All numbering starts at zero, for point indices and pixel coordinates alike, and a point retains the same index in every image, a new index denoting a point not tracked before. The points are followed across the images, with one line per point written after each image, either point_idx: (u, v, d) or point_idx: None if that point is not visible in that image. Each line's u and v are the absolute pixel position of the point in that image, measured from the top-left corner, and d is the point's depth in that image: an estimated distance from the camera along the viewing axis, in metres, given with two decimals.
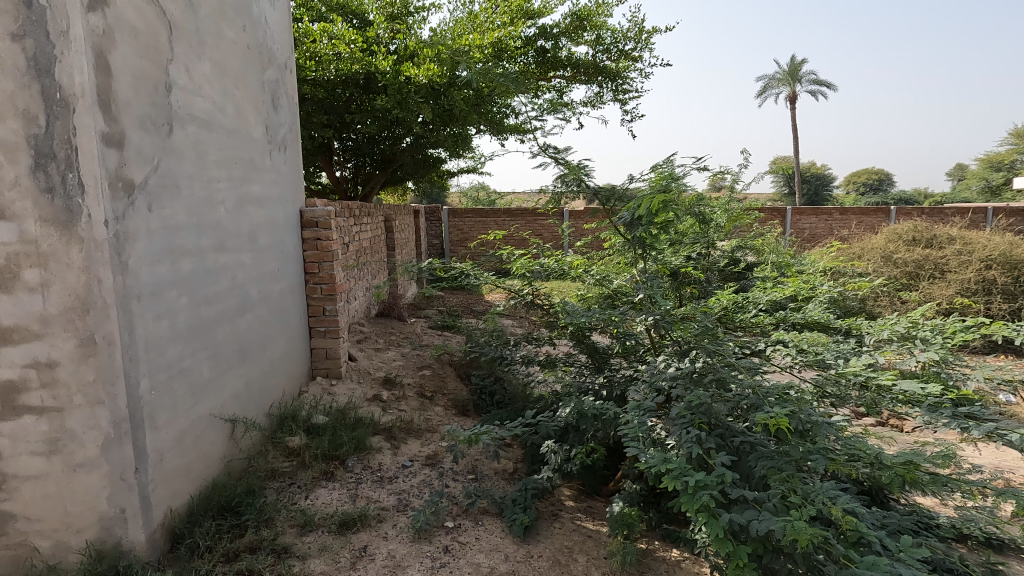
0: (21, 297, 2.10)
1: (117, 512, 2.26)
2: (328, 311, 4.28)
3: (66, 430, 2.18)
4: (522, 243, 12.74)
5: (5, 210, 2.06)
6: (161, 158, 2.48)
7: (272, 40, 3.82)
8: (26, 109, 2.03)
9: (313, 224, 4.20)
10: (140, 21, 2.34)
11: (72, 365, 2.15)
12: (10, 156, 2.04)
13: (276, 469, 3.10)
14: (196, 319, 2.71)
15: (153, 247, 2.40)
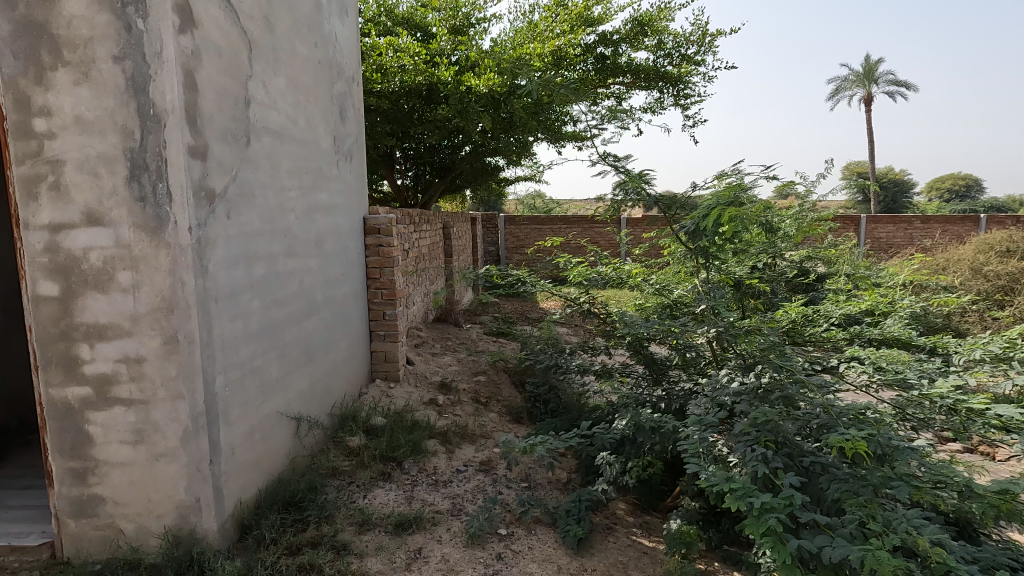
0: (116, 297, 2.28)
1: (192, 500, 2.40)
2: (388, 315, 4.39)
3: (149, 421, 2.35)
4: (578, 251, 12.67)
5: (104, 217, 2.25)
6: (240, 169, 2.64)
7: (341, 55, 3.99)
8: (124, 125, 2.21)
9: (376, 231, 4.35)
10: (223, 41, 2.51)
11: (157, 361, 2.31)
12: (109, 167, 2.23)
13: (336, 468, 3.20)
14: (267, 321, 2.86)
15: (230, 252, 2.55)
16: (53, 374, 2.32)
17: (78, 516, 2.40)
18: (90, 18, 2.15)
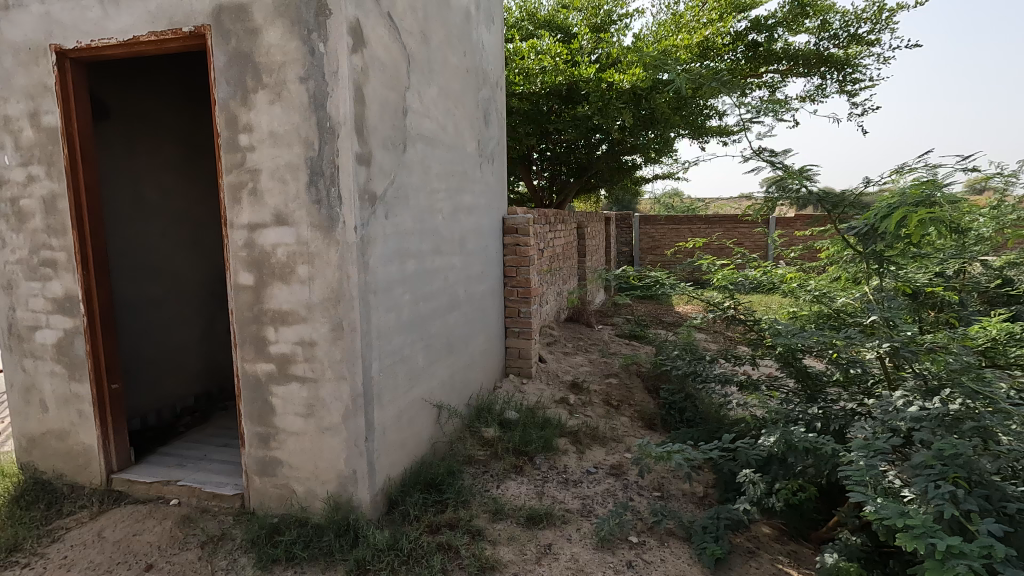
0: (296, 287, 2.62)
1: (350, 472, 2.67)
2: (523, 312, 4.51)
3: (319, 398, 2.66)
4: (721, 252, 11.93)
5: (289, 218, 2.59)
6: (397, 173, 2.88)
7: (486, 62, 4.17)
8: (307, 137, 2.52)
9: (514, 231, 4.49)
10: (387, 57, 2.75)
11: (326, 345, 2.61)
12: (294, 174, 2.56)
13: (472, 456, 3.37)
14: (415, 313, 3.08)
15: (387, 249, 2.79)
16: (247, 351, 2.73)
17: (262, 474, 2.80)
18: (283, 45, 2.48)
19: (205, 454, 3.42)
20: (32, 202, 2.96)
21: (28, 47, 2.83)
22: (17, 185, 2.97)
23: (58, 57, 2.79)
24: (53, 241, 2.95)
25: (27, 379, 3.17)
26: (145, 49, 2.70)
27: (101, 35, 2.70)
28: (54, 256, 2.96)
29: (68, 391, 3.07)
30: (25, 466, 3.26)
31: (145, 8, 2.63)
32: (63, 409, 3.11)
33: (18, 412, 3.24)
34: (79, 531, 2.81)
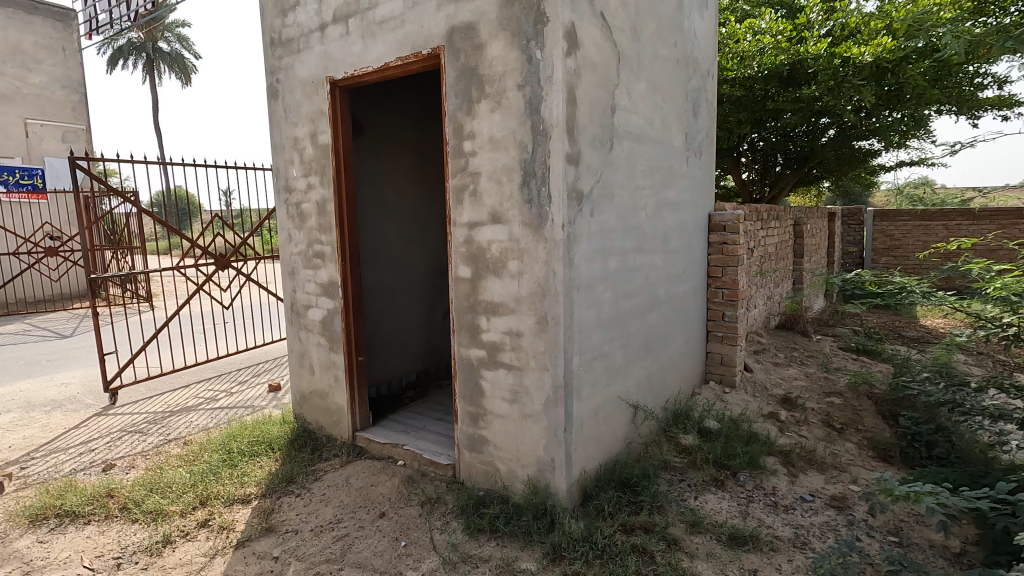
0: (506, 281, 2.82)
1: (549, 459, 2.79)
2: (728, 316, 4.19)
3: (523, 386, 2.83)
4: (999, 253, 9.56)
5: (503, 216, 2.79)
6: (604, 170, 2.90)
7: (698, 50, 3.96)
8: (522, 140, 2.69)
9: (721, 228, 4.19)
10: (599, 56, 2.79)
11: (531, 336, 2.76)
12: (509, 176, 2.75)
13: (668, 462, 3.25)
14: (616, 311, 3.08)
15: (591, 246, 2.83)
16: (463, 337, 3.03)
17: (471, 449, 3.09)
18: (504, 56, 2.67)
19: (425, 425, 3.90)
20: (310, 205, 3.68)
21: (311, 81, 3.53)
22: (300, 192, 3.73)
23: (331, 87, 3.43)
24: (323, 237, 3.64)
25: (301, 347, 3.97)
26: (393, 72, 3.15)
27: (362, 65, 3.23)
28: (323, 249, 3.65)
29: (328, 359, 3.77)
30: (298, 417, 4.10)
31: (394, 38, 3.07)
32: (324, 373, 3.82)
33: (294, 373, 4.08)
34: (333, 475, 3.43)
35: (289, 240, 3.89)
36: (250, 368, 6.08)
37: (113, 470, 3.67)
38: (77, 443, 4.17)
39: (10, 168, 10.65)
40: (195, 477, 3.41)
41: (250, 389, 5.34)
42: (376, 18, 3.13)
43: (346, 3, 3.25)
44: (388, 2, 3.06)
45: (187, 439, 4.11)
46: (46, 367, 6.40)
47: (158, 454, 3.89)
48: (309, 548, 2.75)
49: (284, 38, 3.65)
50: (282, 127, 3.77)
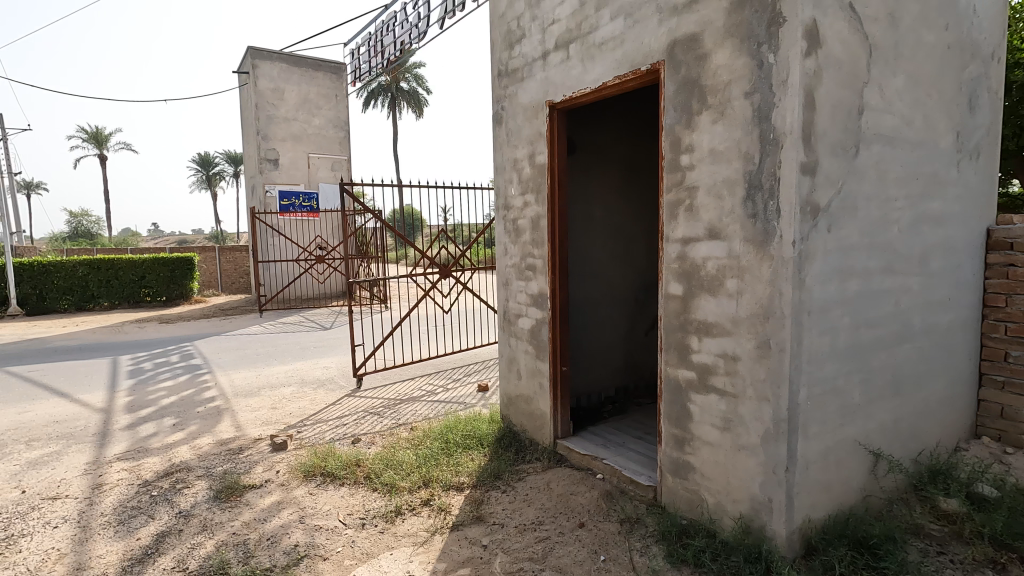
0: (723, 300, 2.66)
1: (765, 499, 2.53)
2: (1013, 356, 3.38)
3: (737, 414, 2.63)
4: None
5: (722, 232, 2.64)
6: (846, 181, 2.55)
7: (979, 30, 3.25)
8: (747, 151, 2.51)
9: (1006, 246, 3.35)
10: (845, 53, 2.47)
11: (750, 362, 2.55)
12: (731, 190, 2.60)
13: (922, 528, 2.73)
14: (855, 341, 2.67)
15: (827, 266, 2.51)
16: (671, 356, 2.93)
17: (674, 474, 2.96)
18: (731, 64, 2.54)
19: (624, 442, 3.86)
20: (525, 221, 3.95)
21: (532, 106, 3.79)
22: (517, 209, 4.02)
23: (550, 110, 3.64)
24: (535, 251, 3.87)
25: (510, 352, 4.27)
26: (611, 91, 3.22)
27: (580, 86, 3.37)
28: (535, 262, 3.88)
29: (535, 367, 3.98)
30: (504, 418, 4.40)
31: (613, 57, 3.14)
32: (530, 380, 4.04)
33: (503, 376, 4.39)
34: (535, 477, 3.60)
35: (504, 253, 4.22)
36: (463, 368, 6.73)
37: (359, 444, 4.38)
38: (335, 417, 5.07)
39: (298, 193, 13.53)
40: (420, 460, 3.89)
41: (462, 387, 5.90)
42: (596, 41, 3.24)
43: (568, 30, 3.43)
44: (608, 23, 3.14)
45: (413, 426, 4.71)
46: (315, 352, 7.95)
47: (392, 435, 4.53)
48: (514, 543, 2.91)
49: (510, 69, 3.99)
50: (504, 150, 4.12)
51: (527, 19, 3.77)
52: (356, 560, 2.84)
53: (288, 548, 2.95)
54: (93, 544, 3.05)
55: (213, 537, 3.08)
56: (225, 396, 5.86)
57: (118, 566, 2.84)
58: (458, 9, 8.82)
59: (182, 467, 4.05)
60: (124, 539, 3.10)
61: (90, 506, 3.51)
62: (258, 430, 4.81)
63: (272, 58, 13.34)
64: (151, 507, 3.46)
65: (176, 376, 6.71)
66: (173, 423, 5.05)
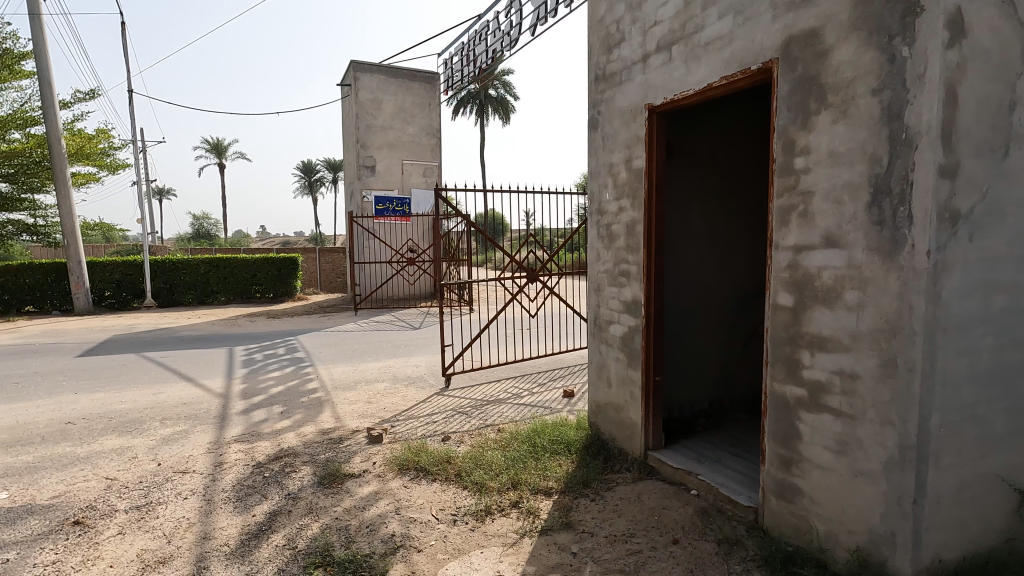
0: (841, 313, 2.47)
1: (887, 532, 2.32)
2: None
3: (855, 437, 2.43)
4: None
5: (841, 240, 2.46)
6: (992, 184, 2.29)
7: None
8: (873, 153, 2.32)
9: None
10: (994, 42, 2.22)
11: (872, 381, 2.35)
12: (853, 195, 2.41)
13: None
14: (1000, 363, 2.38)
15: (968, 279, 2.25)
16: (778, 371, 2.77)
17: (779, 497, 2.79)
18: (856, 59, 2.36)
19: (720, 458, 3.69)
20: (620, 226, 3.89)
21: (631, 109, 3.73)
22: (611, 215, 3.98)
23: (649, 114, 3.57)
24: (630, 257, 3.80)
25: (600, 359, 4.22)
26: (716, 92, 3.11)
27: (683, 88, 3.28)
28: (629, 268, 3.81)
29: (626, 375, 3.90)
30: (592, 425, 4.36)
31: (720, 57, 3.02)
32: (621, 388, 3.97)
33: (592, 383, 4.35)
34: (625, 488, 3.53)
35: (597, 258, 4.19)
36: (547, 372, 6.75)
37: (449, 442, 4.51)
38: (425, 414, 5.26)
39: (392, 198, 14.21)
40: (508, 462, 3.93)
41: (547, 391, 5.91)
42: (701, 41, 3.13)
43: (671, 31, 3.34)
44: (715, 22, 3.03)
45: (500, 427, 4.77)
46: (405, 350, 8.29)
47: (480, 436, 4.62)
48: (605, 553, 2.87)
49: (608, 73, 3.96)
50: (599, 155, 4.08)
51: (627, 22, 3.72)
52: (449, 555, 2.92)
53: (386, 536, 3.09)
54: (217, 517, 3.36)
55: (318, 520, 3.29)
56: (325, 388, 6.27)
57: (237, 539, 3.11)
58: (549, 16, 8.88)
59: (290, 452, 4.37)
60: (243, 514, 3.39)
61: (213, 482, 3.87)
62: (356, 422, 5.09)
63: (371, 71, 14.13)
64: (264, 487, 3.75)
65: (283, 367, 7.27)
66: (281, 411, 5.46)
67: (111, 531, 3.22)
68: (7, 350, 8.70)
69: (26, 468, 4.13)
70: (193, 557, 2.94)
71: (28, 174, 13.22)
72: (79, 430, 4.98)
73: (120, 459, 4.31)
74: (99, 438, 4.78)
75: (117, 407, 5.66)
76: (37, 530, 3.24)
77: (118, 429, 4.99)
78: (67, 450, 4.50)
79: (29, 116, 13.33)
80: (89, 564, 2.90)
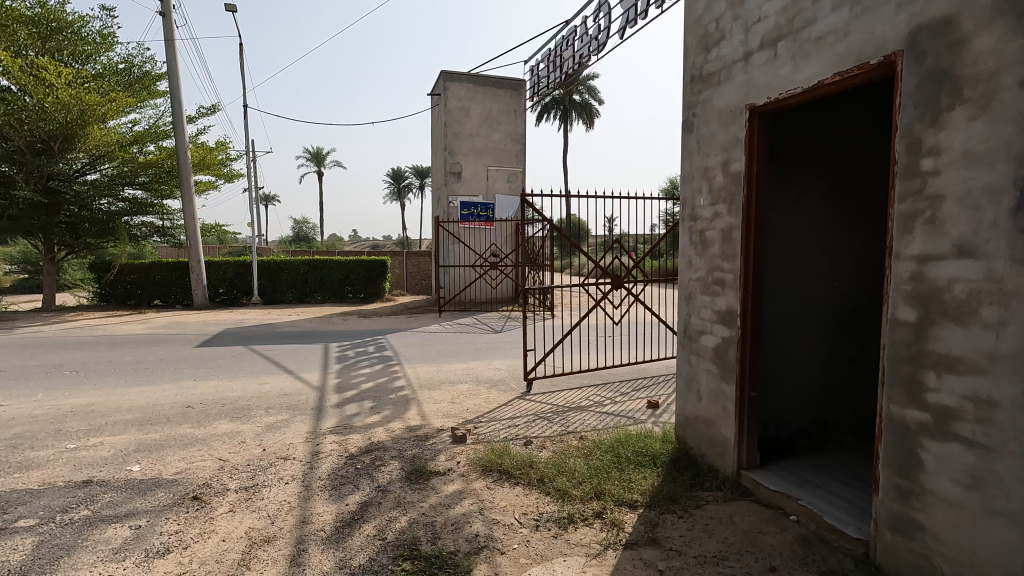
0: (975, 332, 2.21)
1: None
2: None
3: (991, 472, 2.16)
4: None
5: (978, 250, 2.20)
6: None
7: None
8: (1020, 152, 2.06)
9: None
10: None
11: (1013, 410, 2.08)
12: (993, 199, 2.15)
13: None
14: None
15: None
16: (896, 393, 2.52)
17: (895, 531, 2.54)
18: (1001, 48, 2.11)
19: (823, 484, 3.43)
20: (714, 233, 3.73)
21: (729, 110, 3.57)
22: (705, 220, 3.82)
23: (750, 114, 3.40)
24: (725, 265, 3.63)
25: (690, 371, 4.06)
26: (828, 89, 2.90)
27: (789, 87, 3.09)
28: (724, 276, 3.63)
29: (718, 389, 3.72)
30: (680, 439, 4.19)
31: (833, 52, 2.81)
32: (712, 402, 3.79)
33: (680, 395, 4.19)
34: (716, 507, 3.37)
35: (689, 266, 4.04)
36: (631, 382, 6.58)
37: (531, 446, 4.52)
38: (507, 417, 5.31)
39: (477, 203, 14.54)
40: (592, 471, 3.87)
41: (631, 401, 5.77)
42: (811, 35, 2.93)
43: (777, 27, 3.16)
44: (828, 15, 2.82)
45: (582, 435, 4.72)
46: (488, 353, 8.43)
47: (562, 442, 4.59)
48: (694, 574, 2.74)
49: (705, 73, 3.82)
50: (694, 158, 3.94)
51: (728, 19, 3.57)
52: (532, 560, 2.92)
53: (471, 536, 3.14)
54: (315, 503, 3.58)
55: (406, 514, 3.41)
56: (412, 386, 6.50)
57: (332, 525, 3.29)
58: (639, 18, 8.71)
59: (379, 446, 4.57)
60: (337, 503, 3.58)
61: (311, 469, 4.12)
62: (441, 421, 5.24)
63: (460, 80, 14.55)
64: (356, 478, 3.95)
65: (373, 365, 7.63)
66: (372, 406, 5.73)
67: (224, 508, 3.52)
68: (140, 339, 9.79)
69: (155, 445, 4.62)
70: (294, 539, 3.15)
71: (160, 182, 14.83)
72: (198, 414, 5.50)
73: (232, 442, 4.70)
74: (214, 422, 5.25)
75: (228, 394, 6.19)
76: (164, 501, 3.60)
77: (230, 414, 5.46)
78: (188, 431, 4.99)
79: (162, 131, 14.98)
80: (205, 536, 3.18)
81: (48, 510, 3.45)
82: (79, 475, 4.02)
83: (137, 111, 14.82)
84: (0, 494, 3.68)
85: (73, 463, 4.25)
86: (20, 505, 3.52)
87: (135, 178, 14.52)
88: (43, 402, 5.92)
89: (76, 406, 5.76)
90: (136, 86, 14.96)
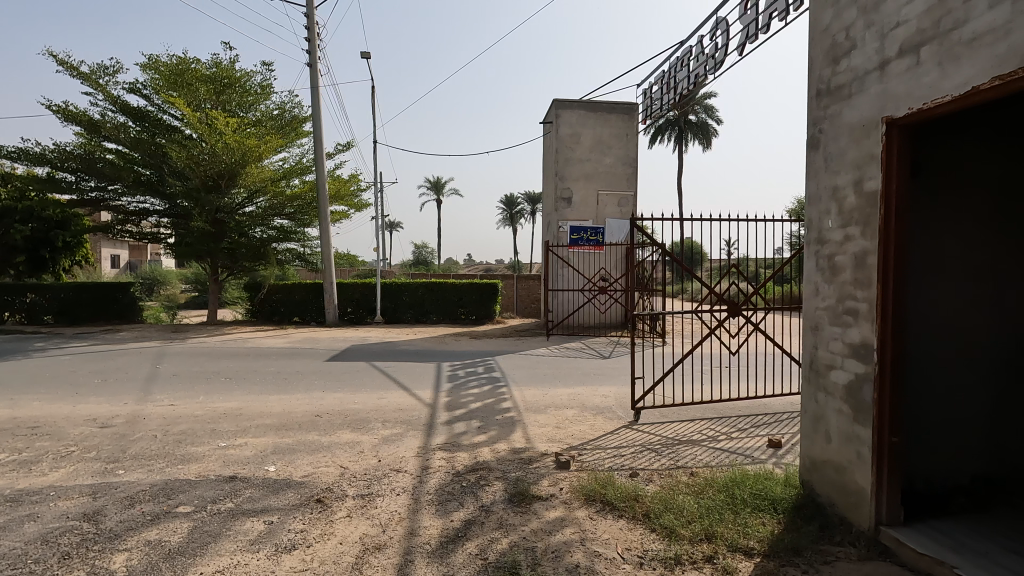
0: None
1: None
2: None
3: None
4: None
5: None
6: None
7: None
8: None
9: None
10: None
11: None
12: None
13: None
14: None
15: None
16: None
17: None
18: None
19: (989, 552, 2.92)
20: (845, 258, 3.39)
21: (863, 125, 3.27)
22: (835, 244, 3.49)
23: (888, 128, 3.08)
24: (859, 293, 3.28)
25: (818, 410, 3.69)
26: (985, 96, 2.54)
27: (937, 96, 2.75)
28: (858, 306, 3.28)
29: (852, 432, 3.34)
30: (806, 484, 3.80)
31: (991, 54, 2.48)
32: (844, 446, 3.41)
33: (806, 436, 3.82)
34: (848, 565, 2.99)
35: (816, 293, 3.70)
36: (750, 418, 6.08)
37: (637, 478, 4.35)
38: (613, 446, 5.17)
39: (587, 228, 14.49)
40: (702, 511, 3.63)
41: (750, 439, 5.33)
42: (963, 37, 2.61)
43: (919, 31, 2.86)
44: (984, 13, 2.51)
45: (693, 471, 4.45)
46: (595, 379, 8.29)
47: (671, 477, 4.36)
48: None
49: (833, 86, 3.54)
50: (821, 178, 3.64)
51: (860, 27, 3.30)
52: None
53: (572, 565, 3.08)
54: (423, 516, 3.73)
55: (508, 536, 3.43)
56: (518, 409, 6.57)
57: (438, 540, 3.40)
58: (760, 32, 8.32)
59: (485, 466, 4.67)
60: (443, 518, 3.70)
61: (420, 483, 4.31)
62: (545, 445, 5.23)
63: (573, 106, 14.80)
64: (462, 496, 4.05)
65: (482, 385, 7.82)
66: (479, 426, 5.87)
67: (342, 513, 3.80)
68: (281, 351, 10.97)
69: (287, 449, 5.11)
70: (403, 549, 3.30)
71: (303, 213, 16.69)
72: (325, 423, 6.00)
73: (352, 451, 5.06)
74: (338, 431, 5.69)
75: (352, 405, 6.71)
76: (293, 501, 3.97)
77: (352, 425, 5.89)
78: (315, 437, 5.46)
79: (305, 167, 16.86)
80: (325, 537, 3.44)
81: (202, 499, 3.95)
82: (227, 471, 4.56)
83: (287, 150, 16.82)
84: (167, 482, 4.29)
85: (223, 460, 4.83)
86: (181, 493, 4.06)
87: (283, 209, 16.44)
88: (202, 404, 6.81)
89: (227, 409, 6.56)
90: (287, 128, 17.04)
